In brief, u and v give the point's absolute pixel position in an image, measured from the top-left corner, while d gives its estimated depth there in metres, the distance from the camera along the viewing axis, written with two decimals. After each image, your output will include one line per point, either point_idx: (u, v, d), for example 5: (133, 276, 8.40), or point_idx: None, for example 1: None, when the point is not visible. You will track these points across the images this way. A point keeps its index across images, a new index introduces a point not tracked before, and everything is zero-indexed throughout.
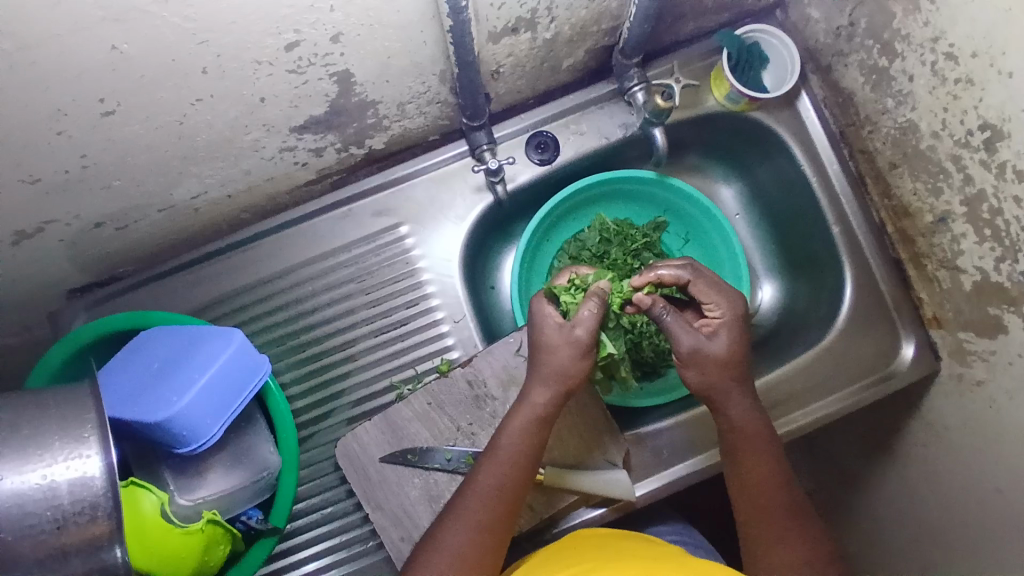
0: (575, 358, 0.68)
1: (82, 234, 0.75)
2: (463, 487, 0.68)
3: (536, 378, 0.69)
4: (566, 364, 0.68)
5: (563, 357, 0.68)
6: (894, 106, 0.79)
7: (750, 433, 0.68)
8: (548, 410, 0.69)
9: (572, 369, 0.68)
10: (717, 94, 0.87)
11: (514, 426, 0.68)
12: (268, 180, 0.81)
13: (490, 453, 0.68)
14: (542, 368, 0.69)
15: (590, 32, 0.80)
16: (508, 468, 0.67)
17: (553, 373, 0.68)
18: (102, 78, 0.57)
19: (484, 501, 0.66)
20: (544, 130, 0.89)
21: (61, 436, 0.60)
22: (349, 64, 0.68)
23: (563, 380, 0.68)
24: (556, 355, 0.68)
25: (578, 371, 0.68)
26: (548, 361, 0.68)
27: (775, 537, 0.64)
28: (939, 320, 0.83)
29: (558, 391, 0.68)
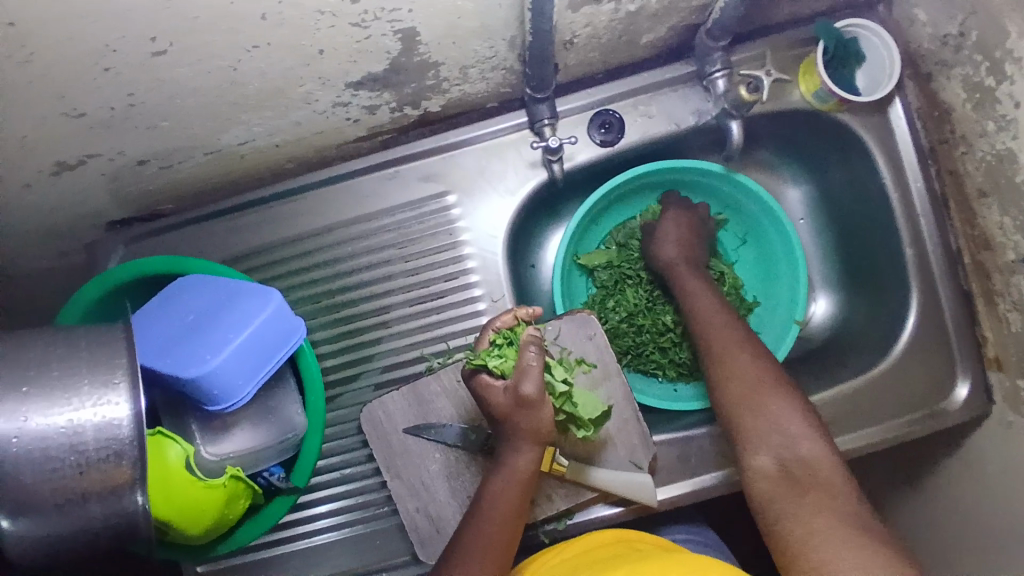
0: (534, 415, 0.66)
1: (124, 171, 0.73)
2: (463, 537, 0.67)
3: (507, 436, 0.68)
4: (537, 422, 0.67)
5: (529, 417, 0.66)
6: (994, 130, 0.72)
7: (739, 363, 0.71)
8: (534, 462, 0.68)
9: (541, 425, 0.67)
10: (804, 89, 0.80)
11: (503, 474, 0.68)
12: (317, 133, 0.77)
13: (481, 505, 0.68)
14: (511, 434, 0.67)
15: (677, 8, 0.73)
16: (502, 512, 0.67)
17: (524, 434, 0.67)
18: (157, 17, 0.53)
19: (484, 544, 0.66)
20: (611, 109, 0.83)
21: (91, 380, 0.60)
22: (416, 21, 0.63)
23: (533, 436, 0.67)
24: (513, 416, 0.66)
25: (547, 423, 0.67)
26: (517, 423, 0.66)
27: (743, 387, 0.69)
28: (1000, 361, 0.79)
29: (534, 448, 0.68)
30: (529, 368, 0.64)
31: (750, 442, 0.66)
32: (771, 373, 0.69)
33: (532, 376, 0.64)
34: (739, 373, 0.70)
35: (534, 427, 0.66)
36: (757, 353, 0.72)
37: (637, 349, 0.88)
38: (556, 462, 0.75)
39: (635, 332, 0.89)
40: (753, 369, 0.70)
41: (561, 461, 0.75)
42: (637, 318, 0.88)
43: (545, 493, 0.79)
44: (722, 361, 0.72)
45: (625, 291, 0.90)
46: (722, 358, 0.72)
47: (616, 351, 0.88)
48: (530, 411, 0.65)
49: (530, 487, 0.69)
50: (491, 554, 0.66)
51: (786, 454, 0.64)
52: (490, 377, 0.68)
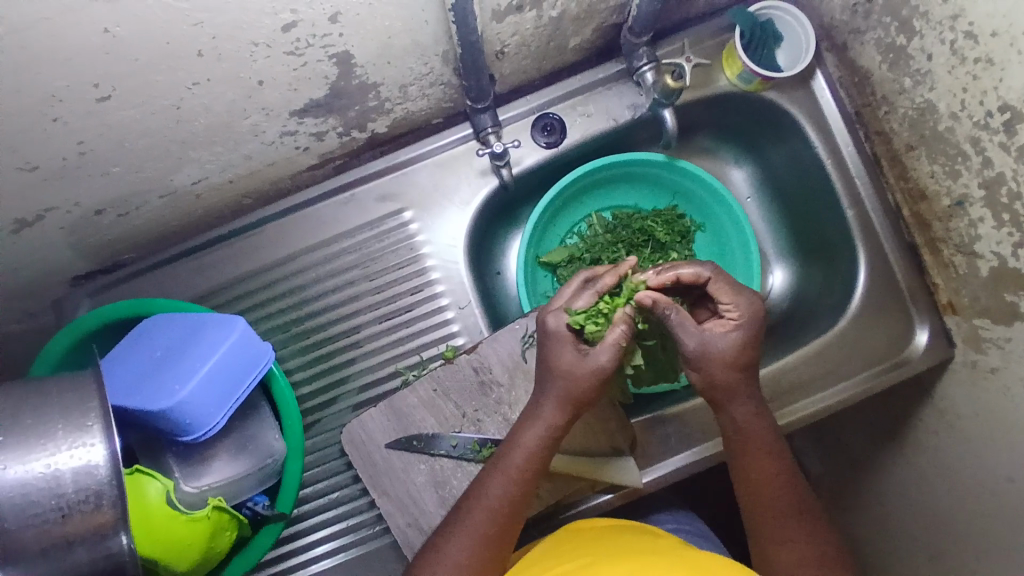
0: (590, 381, 0.64)
1: (83, 222, 0.75)
2: (466, 504, 0.66)
3: (547, 395, 0.66)
4: (585, 386, 0.65)
5: (575, 377, 0.64)
6: (911, 85, 0.76)
7: (776, 493, 0.64)
8: (562, 430, 0.66)
9: (589, 393, 0.65)
10: (729, 73, 0.85)
11: (524, 444, 0.66)
12: (269, 165, 0.80)
13: (490, 475, 0.66)
14: (554, 394, 0.65)
15: (598, 9, 0.78)
16: (514, 484, 0.65)
17: (568, 397, 0.65)
18: (97, 62, 0.56)
19: (485, 516, 0.65)
20: (550, 112, 0.87)
21: (65, 424, 0.60)
22: (348, 44, 0.66)
23: (577, 398, 0.65)
24: (563, 373, 0.64)
25: (594, 394, 0.65)
26: (562, 386, 0.65)
27: (785, 533, 0.63)
28: (954, 306, 0.81)
29: (572, 414, 0.66)
30: (615, 344, 0.64)
31: None
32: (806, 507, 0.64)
33: (611, 351, 0.64)
34: (774, 503, 0.64)
35: (579, 388, 0.64)
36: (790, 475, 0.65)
37: None
38: None
39: None
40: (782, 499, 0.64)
41: None
42: None
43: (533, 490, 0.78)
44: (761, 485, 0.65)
45: None
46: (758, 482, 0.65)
47: None
48: (586, 374, 0.64)
49: (548, 458, 0.66)
50: (489, 527, 0.64)
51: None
52: (582, 344, 0.67)
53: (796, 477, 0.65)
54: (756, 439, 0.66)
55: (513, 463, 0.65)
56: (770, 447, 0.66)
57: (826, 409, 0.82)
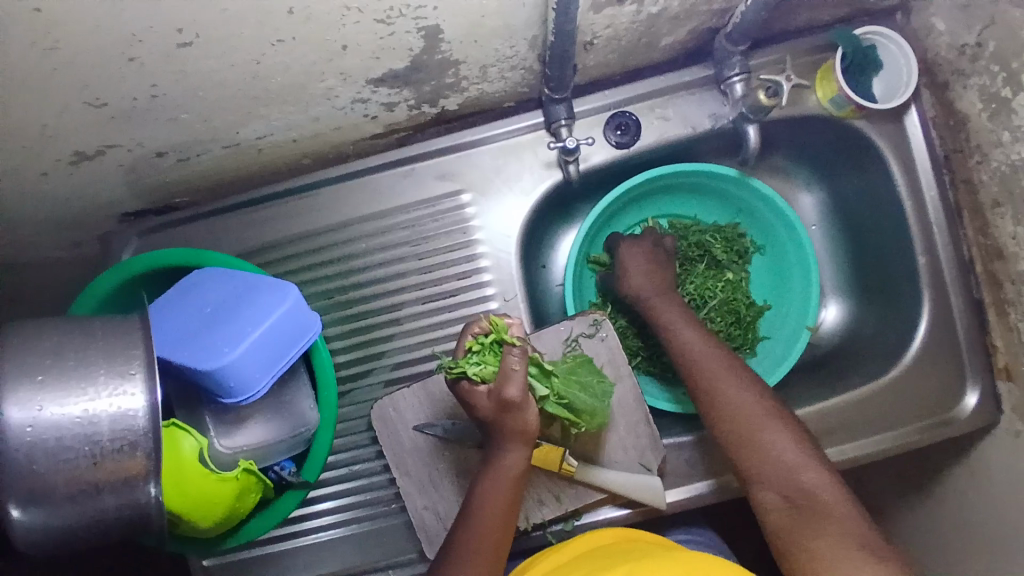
0: (513, 415, 0.64)
1: (141, 162, 0.73)
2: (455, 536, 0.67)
3: (495, 437, 0.66)
4: (526, 422, 0.65)
5: (514, 416, 0.64)
6: (1010, 139, 0.73)
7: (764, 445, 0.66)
8: (523, 460, 0.68)
9: (530, 424, 0.66)
10: (821, 95, 0.81)
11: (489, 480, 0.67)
12: (334, 129, 0.77)
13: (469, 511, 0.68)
14: (500, 433, 0.66)
15: (697, 12, 0.74)
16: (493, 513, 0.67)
17: (514, 434, 0.65)
18: (182, 7, 0.53)
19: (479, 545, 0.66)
20: (627, 111, 0.84)
21: (107, 370, 0.59)
22: (440, 19, 0.63)
23: (524, 434, 0.66)
24: (501, 419, 0.64)
25: (536, 422, 0.66)
26: (502, 425, 0.65)
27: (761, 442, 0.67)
28: (1010, 371, 0.79)
29: (523, 446, 0.67)
30: (511, 373, 0.62)
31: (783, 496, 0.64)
32: (775, 413, 0.69)
33: (515, 381, 0.62)
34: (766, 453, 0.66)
35: (521, 428, 0.65)
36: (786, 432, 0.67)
37: (647, 349, 0.89)
38: (566, 462, 0.77)
39: (645, 332, 0.89)
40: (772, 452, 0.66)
41: (571, 462, 0.77)
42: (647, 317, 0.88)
43: (554, 494, 0.79)
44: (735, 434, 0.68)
45: None
46: (753, 438, 0.67)
47: (629, 352, 0.89)
48: (513, 414, 0.64)
49: (520, 484, 0.68)
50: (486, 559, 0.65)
51: (839, 550, 0.59)
52: (473, 384, 0.66)
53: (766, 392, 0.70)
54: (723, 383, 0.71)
55: (486, 494, 0.68)
56: (733, 374, 0.72)
57: (858, 459, 0.80)
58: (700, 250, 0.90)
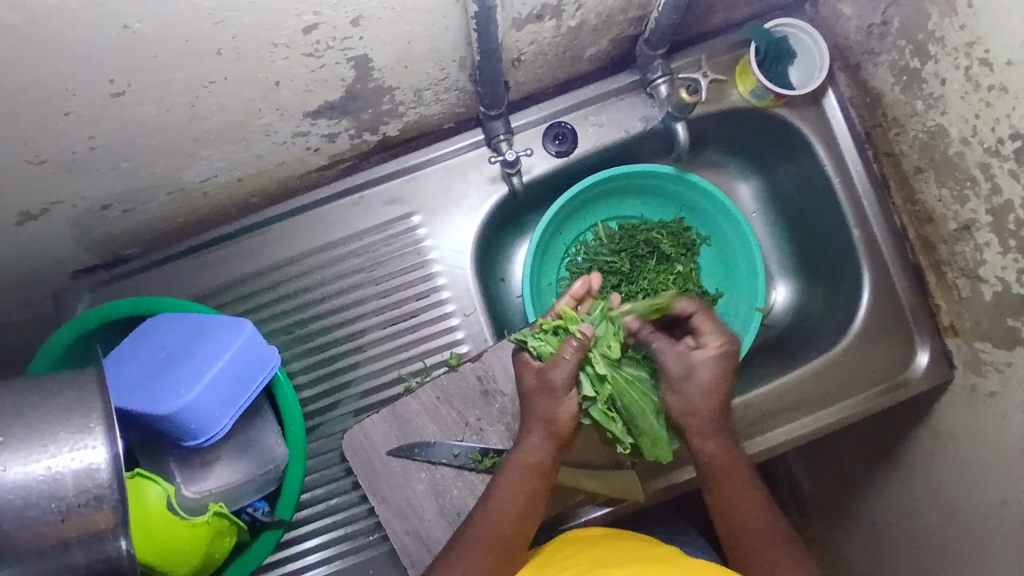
0: (547, 399, 0.69)
1: (87, 216, 0.73)
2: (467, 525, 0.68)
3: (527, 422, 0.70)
4: (557, 411, 0.69)
5: (547, 401, 0.69)
6: (923, 109, 0.77)
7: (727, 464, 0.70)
8: (547, 452, 0.69)
9: (562, 415, 0.69)
10: (742, 88, 0.85)
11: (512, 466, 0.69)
12: (279, 165, 0.79)
13: (487, 497, 0.69)
14: (531, 418, 0.70)
15: (616, 21, 0.77)
16: (514, 499, 0.68)
17: (542, 420, 0.69)
18: (112, 58, 0.55)
19: (494, 532, 0.66)
20: (562, 121, 0.87)
21: (67, 425, 0.58)
22: (369, 48, 0.65)
23: (550, 422, 0.69)
24: (536, 401, 0.70)
25: (569, 415, 0.70)
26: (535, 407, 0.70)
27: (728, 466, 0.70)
28: (955, 328, 0.82)
29: (547, 438, 0.69)
30: (562, 358, 0.68)
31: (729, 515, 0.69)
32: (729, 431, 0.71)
33: (564, 362, 0.68)
34: (732, 487, 0.69)
35: (551, 413, 0.69)
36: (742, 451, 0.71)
37: None
38: None
39: None
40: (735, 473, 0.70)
41: None
42: None
43: None
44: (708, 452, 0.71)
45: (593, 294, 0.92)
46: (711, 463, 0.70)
47: None
48: (547, 397, 0.69)
49: (540, 481, 0.69)
50: (498, 543, 0.66)
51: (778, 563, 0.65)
52: (529, 356, 0.72)
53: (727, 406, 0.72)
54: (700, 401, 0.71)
55: (506, 479, 0.69)
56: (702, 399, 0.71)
57: (823, 429, 0.83)
58: (649, 246, 0.92)
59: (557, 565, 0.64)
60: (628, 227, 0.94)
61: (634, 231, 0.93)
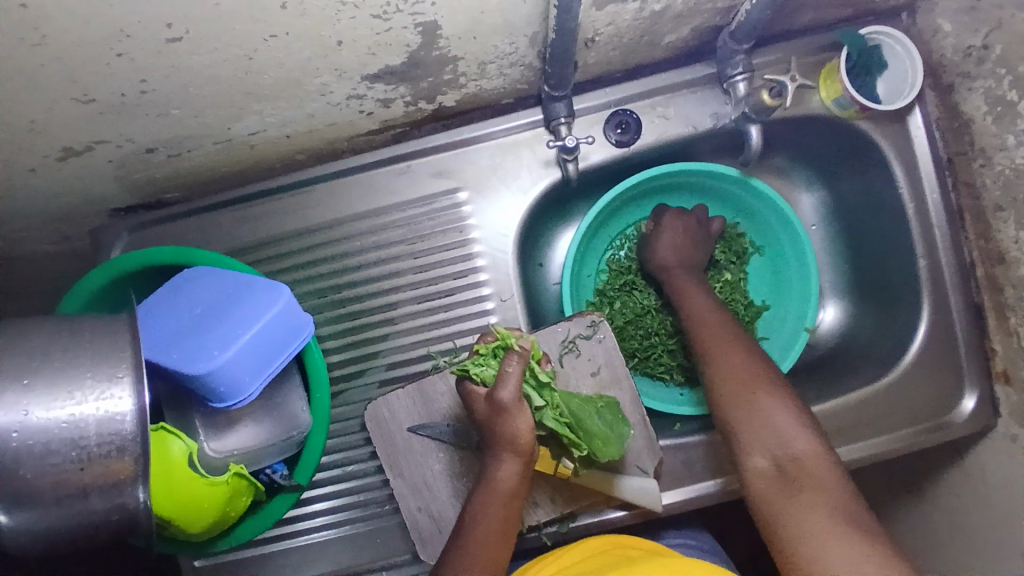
0: (504, 426, 0.65)
1: (131, 158, 0.71)
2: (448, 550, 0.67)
3: (492, 445, 0.67)
4: (517, 431, 0.65)
5: (505, 424, 0.65)
6: (1015, 143, 0.72)
7: (763, 419, 0.65)
8: (516, 474, 0.67)
9: (521, 435, 0.65)
10: (824, 95, 0.80)
11: (486, 488, 0.67)
12: (329, 125, 0.75)
13: (466, 517, 0.68)
14: (494, 442, 0.67)
15: (702, 10, 0.72)
16: (488, 520, 0.67)
17: (504, 443, 0.66)
18: (173, 2, 0.51)
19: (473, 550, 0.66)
20: (627, 109, 0.82)
21: (93, 373, 0.58)
22: (439, 15, 0.61)
23: (514, 444, 0.66)
24: (497, 426, 0.65)
25: (528, 435, 0.65)
26: (494, 432, 0.66)
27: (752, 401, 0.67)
28: (1008, 375, 0.79)
29: (514, 460, 0.66)
30: (507, 373, 0.64)
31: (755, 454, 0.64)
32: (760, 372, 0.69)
33: (508, 382, 0.64)
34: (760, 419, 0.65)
35: (510, 436, 0.65)
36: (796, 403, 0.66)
37: (645, 352, 0.88)
38: (562, 464, 0.76)
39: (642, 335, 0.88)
40: (770, 434, 0.64)
41: (567, 464, 0.76)
42: (644, 320, 0.88)
43: (548, 496, 0.79)
44: (730, 383, 0.69)
45: (635, 293, 0.90)
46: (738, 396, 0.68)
47: (624, 354, 0.88)
48: (502, 420, 0.65)
49: (515, 500, 0.67)
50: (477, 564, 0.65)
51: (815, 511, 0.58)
52: (472, 384, 0.68)
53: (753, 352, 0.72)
54: (720, 340, 0.73)
55: (481, 504, 0.67)
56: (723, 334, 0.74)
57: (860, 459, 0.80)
58: None
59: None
60: None
61: None
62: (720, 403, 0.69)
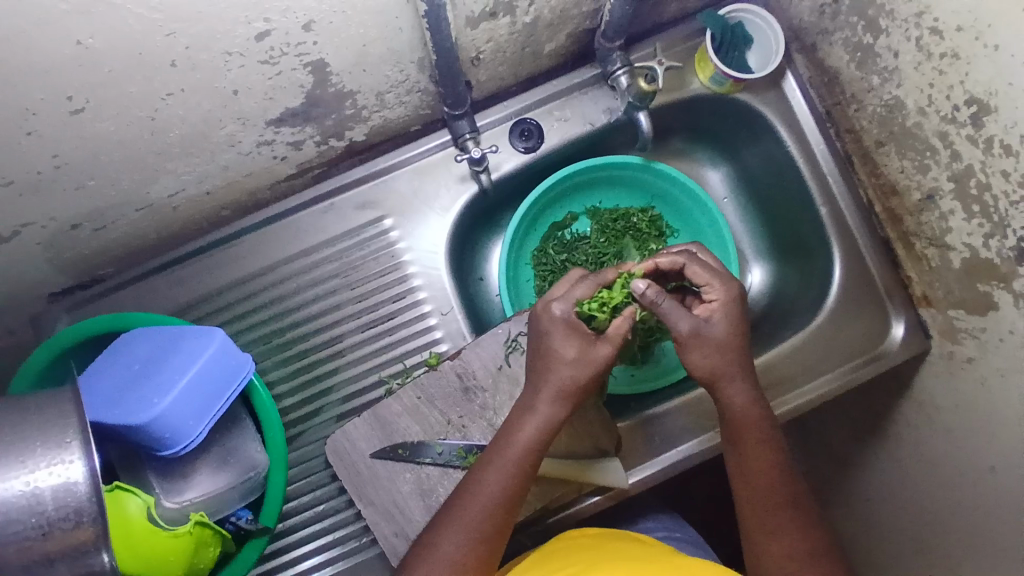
0: (580, 372, 0.66)
1: (58, 236, 0.74)
2: (461, 497, 0.65)
3: (543, 389, 0.66)
4: (577, 377, 0.66)
5: (569, 364, 0.66)
6: (879, 83, 0.78)
7: (791, 542, 0.62)
8: (556, 422, 0.67)
9: (580, 381, 0.66)
10: (702, 76, 0.86)
11: (520, 440, 0.65)
12: (246, 175, 0.80)
13: (478, 473, 0.65)
14: (547, 381, 0.67)
15: (571, 15, 0.79)
16: (509, 479, 0.64)
17: (558, 386, 0.66)
18: (68, 75, 0.56)
19: (483, 514, 0.63)
20: (528, 117, 0.88)
21: (43, 440, 0.55)
22: (324, 53, 0.66)
23: (568, 391, 0.66)
24: (568, 369, 0.66)
25: (587, 381, 0.67)
26: (555, 376, 0.66)
27: (776, 526, 0.63)
28: (928, 298, 0.83)
29: (564, 403, 0.67)
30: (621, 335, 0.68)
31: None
32: (793, 498, 0.64)
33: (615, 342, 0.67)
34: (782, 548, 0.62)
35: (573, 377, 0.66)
36: (820, 524, 0.64)
37: None
38: None
39: None
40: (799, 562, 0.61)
41: None
42: None
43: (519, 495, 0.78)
44: (763, 492, 0.65)
45: None
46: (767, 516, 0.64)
47: None
48: (572, 364, 0.66)
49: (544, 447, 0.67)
50: (487, 527, 0.63)
51: None
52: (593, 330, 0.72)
53: (787, 466, 0.66)
54: (754, 436, 0.66)
55: (501, 456, 0.65)
56: (761, 436, 0.66)
57: (796, 408, 0.83)
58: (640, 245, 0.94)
59: (550, 565, 0.64)
60: (615, 221, 0.95)
61: (621, 230, 0.94)
62: (748, 508, 0.65)
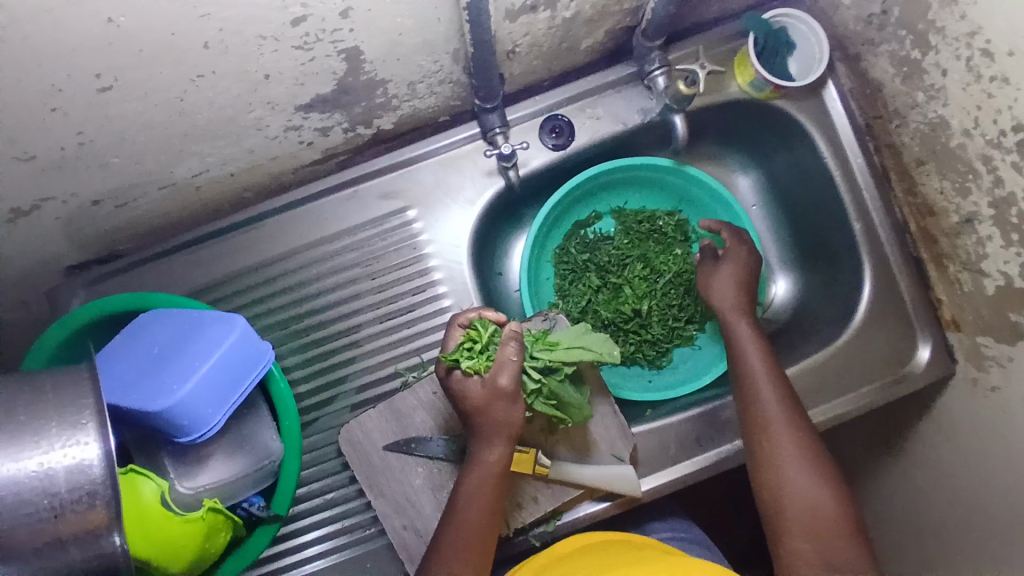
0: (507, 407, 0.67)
1: (79, 212, 0.73)
2: (438, 543, 0.65)
3: (483, 433, 0.68)
4: (509, 418, 0.67)
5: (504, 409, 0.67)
6: (924, 100, 0.76)
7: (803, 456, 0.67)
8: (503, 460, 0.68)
9: (514, 421, 0.67)
10: (740, 80, 0.84)
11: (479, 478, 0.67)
12: (271, 159, 0.78)
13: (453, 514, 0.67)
14: (482, 427, 0.67)
15: (611, 12, 0.76)
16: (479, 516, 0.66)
17: (496, 430, 0.67)
18: (98, 54, 0.54)
19: (461, 555, 0.64)
20: (559, 114, 0.86)
21: (58, 421, 0.54)
22: (359, 40, 0.64)
23: (508, 433, 0.68)
24: (495, 410, 0.67)
25: (519, 420, 0.68)
26: (490, 417, 0.67)
27: (797, 443, 0.68)
28: (957, 322, 0.81)
29: (505, 443, 0.68)
30: (506, 360, 0.67)
31: (780, 487, 0.66)
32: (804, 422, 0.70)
33: (510, 369, 0.66)
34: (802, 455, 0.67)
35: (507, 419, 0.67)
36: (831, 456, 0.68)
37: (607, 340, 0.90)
38: (539, 462, 0.77)
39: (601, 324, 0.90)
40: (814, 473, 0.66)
41: (544, 462, 0.77)
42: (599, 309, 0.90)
43: (532, 496, 0.78)
44: (769, 421, 0.70)
45: (590, 284, 0.91)
46: (777, 433, 0.68)
47: None
48: (503, 404, 0.67)
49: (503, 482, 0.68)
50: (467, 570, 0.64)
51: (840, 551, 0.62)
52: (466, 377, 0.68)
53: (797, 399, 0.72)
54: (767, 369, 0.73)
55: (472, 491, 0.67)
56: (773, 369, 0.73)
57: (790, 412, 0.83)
58: (667, 249, 0.92)
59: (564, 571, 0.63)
60: (642, 224, 0.93)
61: (649, 233, 0.93)
62: (760, 428, 0.70)
